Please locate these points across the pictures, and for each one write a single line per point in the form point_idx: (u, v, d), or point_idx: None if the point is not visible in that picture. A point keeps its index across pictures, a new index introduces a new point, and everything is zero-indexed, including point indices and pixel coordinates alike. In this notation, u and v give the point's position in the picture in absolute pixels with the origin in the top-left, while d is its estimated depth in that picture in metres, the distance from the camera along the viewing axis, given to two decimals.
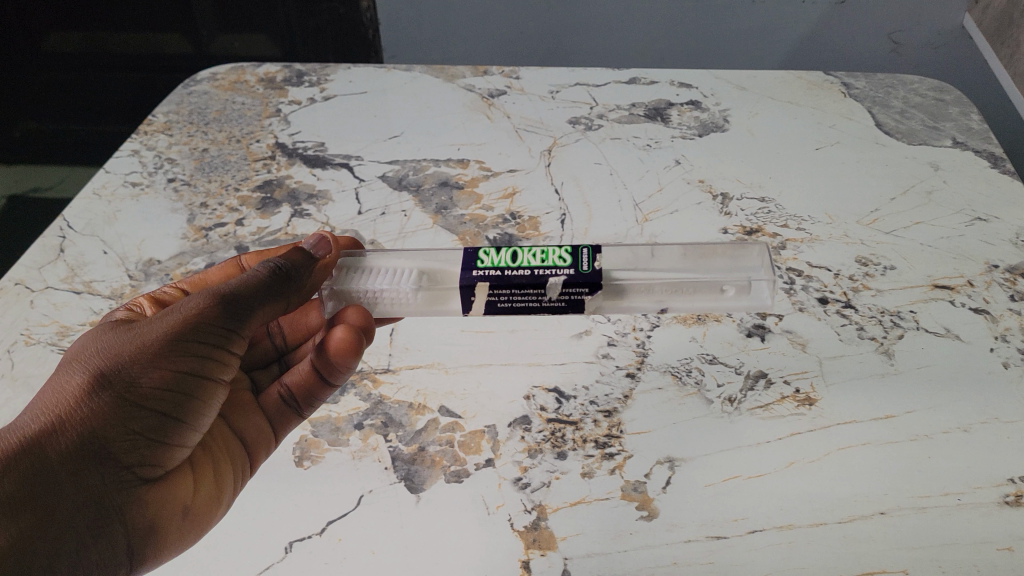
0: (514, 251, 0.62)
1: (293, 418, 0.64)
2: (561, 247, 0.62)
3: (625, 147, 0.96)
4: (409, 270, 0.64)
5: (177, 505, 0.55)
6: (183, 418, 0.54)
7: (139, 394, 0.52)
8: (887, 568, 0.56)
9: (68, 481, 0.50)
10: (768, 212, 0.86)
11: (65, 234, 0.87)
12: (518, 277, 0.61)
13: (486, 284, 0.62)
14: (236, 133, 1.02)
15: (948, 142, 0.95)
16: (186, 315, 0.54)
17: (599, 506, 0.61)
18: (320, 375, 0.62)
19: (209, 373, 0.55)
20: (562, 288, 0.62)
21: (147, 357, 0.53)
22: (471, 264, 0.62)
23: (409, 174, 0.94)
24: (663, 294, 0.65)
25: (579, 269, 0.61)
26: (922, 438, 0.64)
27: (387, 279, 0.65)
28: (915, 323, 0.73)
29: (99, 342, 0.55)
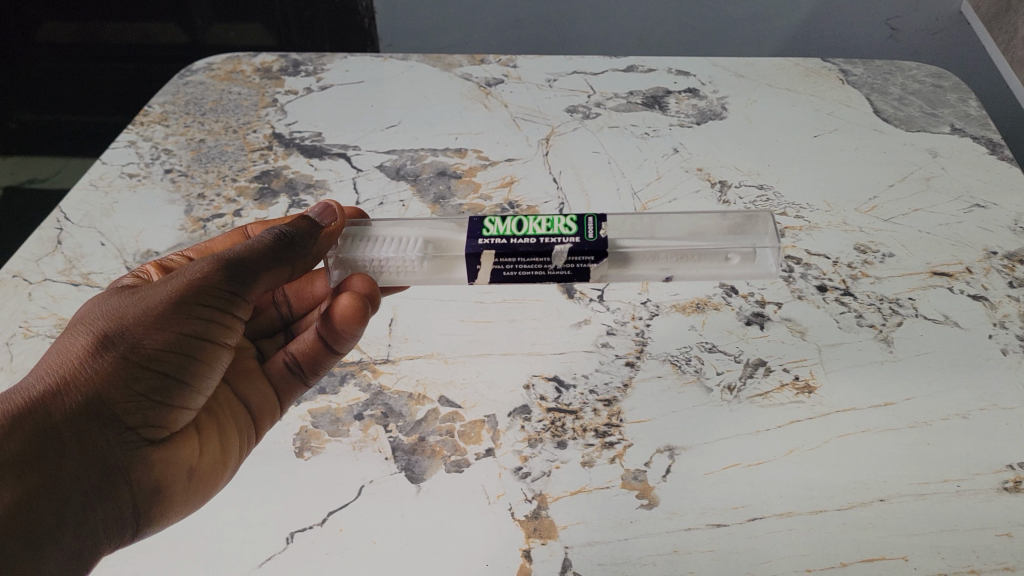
0: (519, 219, 0.62)
1: (297, 386, 0.65)
2: (566, 215, 0.62)
3: (623, 136, 0.96)
4: (415, 240, 0.64)
5: (180, 464, 0.56)
6: (186, 380, 0.54)
7: (143, 355, 0.52)
8: (887, 554, 0.57)
9: (74, 441, 0.50)
10: (767, 200, 0.86)
11: (62, 226, 0.87)
12: (522, 245, 0.61)
13: (492, 253, 0.61)
14: (233, 123, 1.01)
15: (946, 128, 0.95)
16: (190, 278, 0.54)
17: (599, 495, 0.61)
18: (325, 343, 0.62)
19: (214, 336, 0.55)
20: (567, 256, 0.61)
21: (151, 319, 0.53)
22: (478, 233, 0.62)
23: (407, 163, 0.94)
24: (669, 261, 0.65)
25: (584, 238, 0.61)
26: (921, 425, 0.64)
27: (392, 249, 0.64)
28: (914, 310, 0.73)
29: (104, 304, 0.55)
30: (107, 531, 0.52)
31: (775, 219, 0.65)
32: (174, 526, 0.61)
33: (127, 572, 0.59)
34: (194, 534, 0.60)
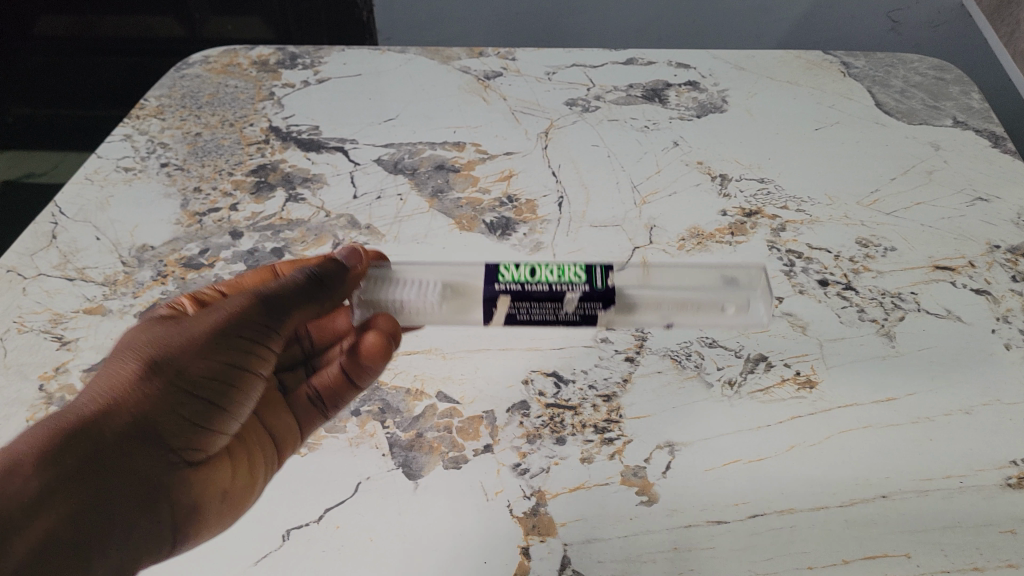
0: (533, 266, 0.61)
1: (318, 417, 0.65)
2: (576, 263, 0.61)
3: (622, 129, 0.95)
4: (435, 283, 0.63)
5: (215, 489, 0.56)
6: (226, 405, 0.55)
7: (189, 380, 0.52)
8: (889, 551, 0.56)
9: (122, 460, 0.49)
10: (768, 193, 0.85)
11: (57, 220, 0.86)
12: (536, 290, 0.60)
13: (508, 298, 0.61)
14: (229, 117, 1.00)
15: (948, 121, 0.94)
16: (235, 307, 0.54)
17: (598, 491, 0.60)
18: (347, 378, 0.64)
19: (254, 364, 0.55)
20: (578, 302, 0.60)
21: (197, 345, 0.53)
22: (494, 277, 0.61)
23: (404, 157, 0.93)
24: (668, 309, 0.63)
25: (594, 286, 0.60)
26: (923, 421, 0.63)
27: (413, 291, 0.64)
28: (916, 305, 0.72)
29: (146, 328, 0.54)
30: (145, 553, 0.51)
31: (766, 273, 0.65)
32: None
33: None
34: None
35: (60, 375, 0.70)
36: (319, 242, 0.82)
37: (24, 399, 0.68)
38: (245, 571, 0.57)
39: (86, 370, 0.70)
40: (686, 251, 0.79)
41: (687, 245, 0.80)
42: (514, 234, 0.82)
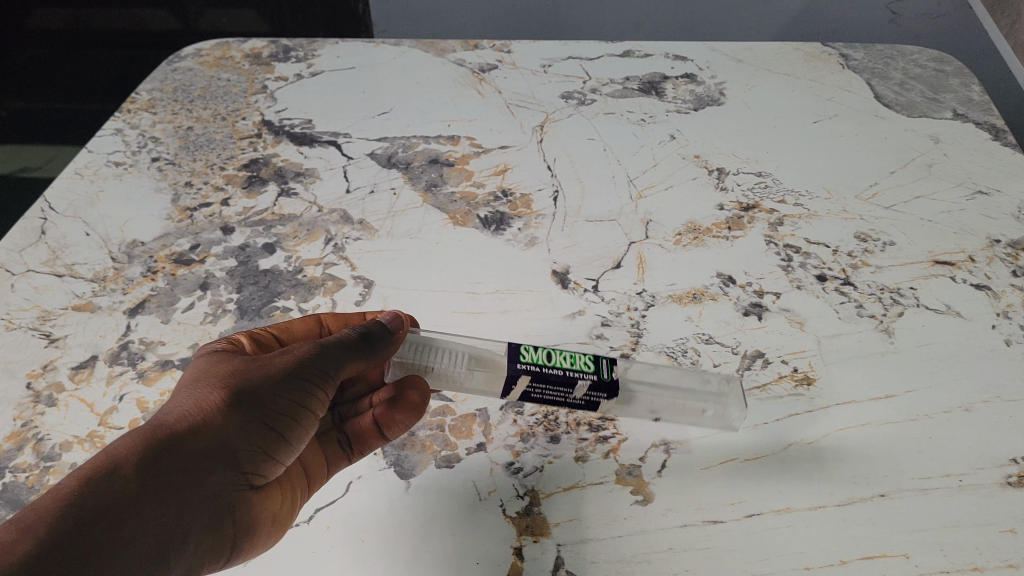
0: (550, 351, 0.62)
1: (343, 461, 0.61)
2: (586, 354, 0.62)
3: (619, 122, 0.94)
4: (465, 354, 0.63)
5: (271, 518, 0.54)
6: (290, 438, 0.55)
7: (260, 413, 0.53)
8: (887, 551, 0.55)
9: (195, 481, 0.49)
10: (765, 187, 0.84)
11: (46, 215, 0.85)
12: (553, 373, 0.61)
13: (527, 377, 0.61)
14: (221, 110, 0.99)
15: (948, 114, 0.93)
16: (302, 351, 0.56)
17: (592, 491, 0.59)
18: (376, 429, 0.61)
19: (316, 407, 0.56)
20: (586, 389, 0.61)
21: (267, 386, 0.54)
22: (515, 356, 0.61)
23: (398, 151, 0.92)
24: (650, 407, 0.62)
25: (601, 376, 0.61)
26: (922, 418, 0.62)
27: (445, 359, 0.63)
28: (915, 300, 0.71)
29: (221, 365, 0.56)
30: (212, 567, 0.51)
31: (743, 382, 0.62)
32: None
33: None
34: None
35: (48, 373, 0.69)
36: (311, 237, 0.81)
37: (11, 398, 0.67)
38: (233, 571, 0.56)
39: (74, 368, 0.69)
40: (682, 246, 0.78)
41: (684, 239, 0.79)
42: (509, 229, 0.81)
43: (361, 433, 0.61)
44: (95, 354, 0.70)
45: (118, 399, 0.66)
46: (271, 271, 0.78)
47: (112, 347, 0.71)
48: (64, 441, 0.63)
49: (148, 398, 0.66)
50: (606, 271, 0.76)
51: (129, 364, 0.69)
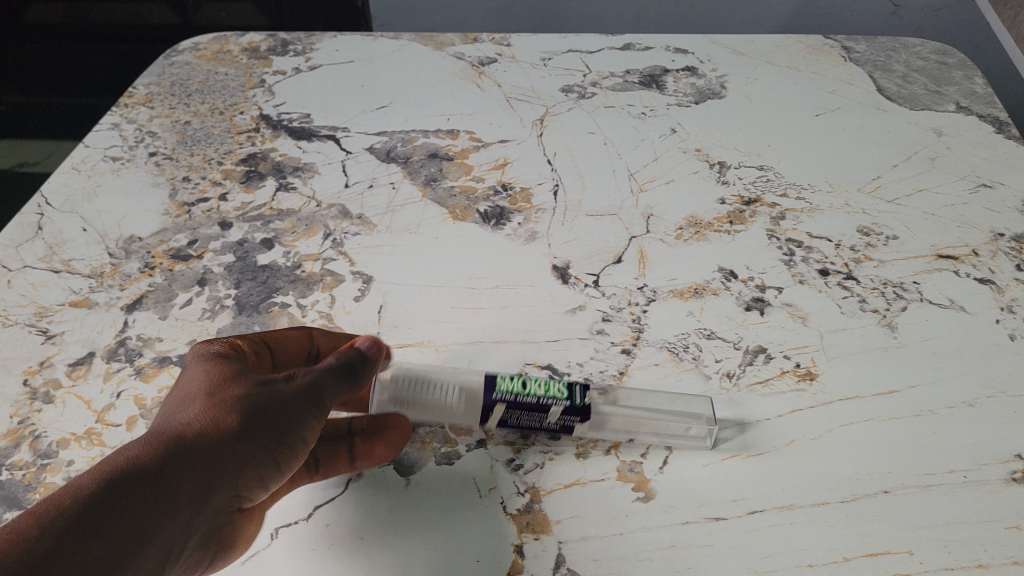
0: (525, 379, 0.63)
1: (305, 478, 0.59)
2: (562, 380, 0.63)
3: (619, 116, 0.94)
4: (459, 391, 0.63)
5: (246, 534, 0.54)
6: (287, 464, 0.54)
7: (265, 440, 0.52)
8: (891, 548, 0.54)
9: (194, 501, 0.49)
10: (767, 180, 0.83)
11: (43, 211, 0.85)
12: (526, 401, 0.61)
13: (501, 406, 0.62)
14: (218, 105, 0.99)
15: (951, 107, 0.92)
16: (310, 380, 0.55)
17: (593, 487, 0.59)
18: (349, 456, 0.60)
19: (313, 436, 0.56)
20: (559, 414, 0.61)
21: (272, 412, 0.53)
22: (491, 385, 0.62)
23: (397, 145, 0.91)
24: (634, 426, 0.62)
25: (573, 402, 0.61)
26: (926, 413, 0.62)
27: (439, 394, 0.63)
28: (918, 295, 0.71)
29: (226, 373, 0.55)
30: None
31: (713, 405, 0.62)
32: None
33: None
34: None
35: (45, 370, 0.68)
36: (310, 232, 0.81)
37: (8, 394, 0.66)
38: (231, 570, 0.55)
39: (71, 364, 0.69)
40: (684, 240, 0.78)
41: (685, 234, 0.78)
42: (509, 224, 0.81)
43: (332, 457, 0.60)
44: (92, 350, 0.70)
45: (116, 396, 0.66)
46: (269, 267, 0.77)
47: (110, 344, 0.70)
48: (62, 438, 0.63)
49: (147, 394, 0.66)
50: (607, 266, 0.76)
51: (127, 361, 0.69)
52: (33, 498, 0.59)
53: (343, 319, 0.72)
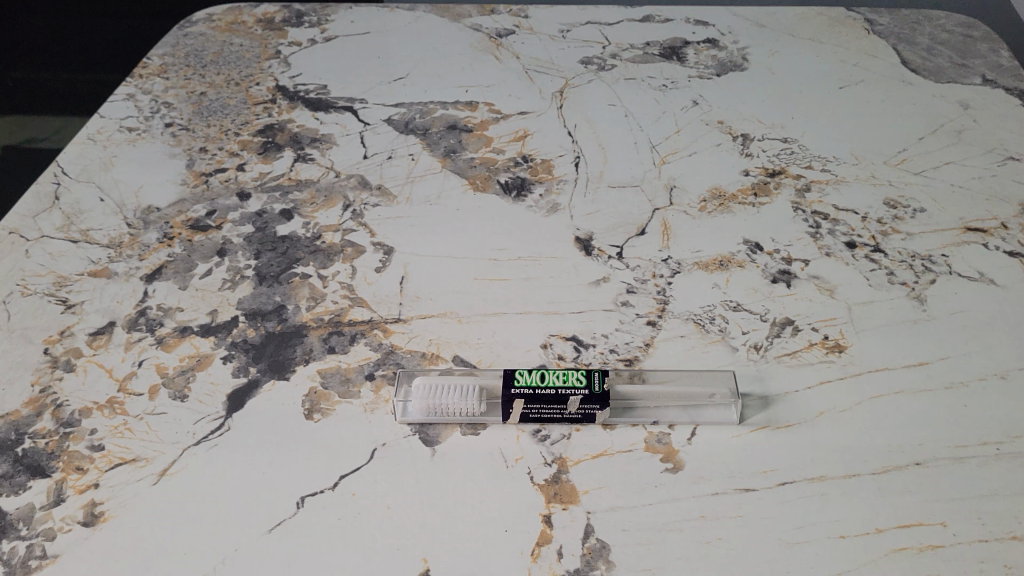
0: (543, 372, 0.61)
1: None
2: (579, 370, 0.61)
3: (639, 88, 0.93)
4: (474, 387, 0.62)
5: None
6: None
7: None
8: (924, 520, 0.54)
9: None
10: (791, 153, 0.82)
11: (60, 180, 0.84)
12: (544, 393, 0.60)
13: (520, 400, 0.60)
14: (234, 76, 0.98)
15: (977, 79, 0.91)
16: None
17: (621, 458, 0.59)
18: None
19: None
20: (579, 404, 0.60)
21: None
22: (509, 381, 0.61)
23: (415, 117, 0.90)
24: (664, 399, 0.61)
25: (592, 390, 0.60)
26: (957, 385, 0.61)
27: (455, 395, 0.61)
28: (947, 268, 0.70)
29: None
30: None
31: (736, 378, 0.62)
32: (180, 489, 0.58)
33: (130, 538, 0.55)
34: (201, 495, 0.57)
35: (65, 339, 0.68)
36: (329, 204, 0.80)
37: (28, 363, 0.66)
38: (259, 539, 0.55)
39: (92, 334, 0.68)
40: (708, 212, 0.77)
41: (709, 206, 0.77)
42: (530, 195, 0.80)
43: None
44: (112, 320, 0.69)
45: (137, 365, 0.66)
46: (289, 238, 0.76)
47: (130, 313, 0.70)
48: (84, 407, 0.63)
49: (168, 364, 0.66)
50: (631, 238, 0.75)
51: (147, 331, 0.68)
52: (57, 466, 0.59)
53: (365, 290, 0.71)
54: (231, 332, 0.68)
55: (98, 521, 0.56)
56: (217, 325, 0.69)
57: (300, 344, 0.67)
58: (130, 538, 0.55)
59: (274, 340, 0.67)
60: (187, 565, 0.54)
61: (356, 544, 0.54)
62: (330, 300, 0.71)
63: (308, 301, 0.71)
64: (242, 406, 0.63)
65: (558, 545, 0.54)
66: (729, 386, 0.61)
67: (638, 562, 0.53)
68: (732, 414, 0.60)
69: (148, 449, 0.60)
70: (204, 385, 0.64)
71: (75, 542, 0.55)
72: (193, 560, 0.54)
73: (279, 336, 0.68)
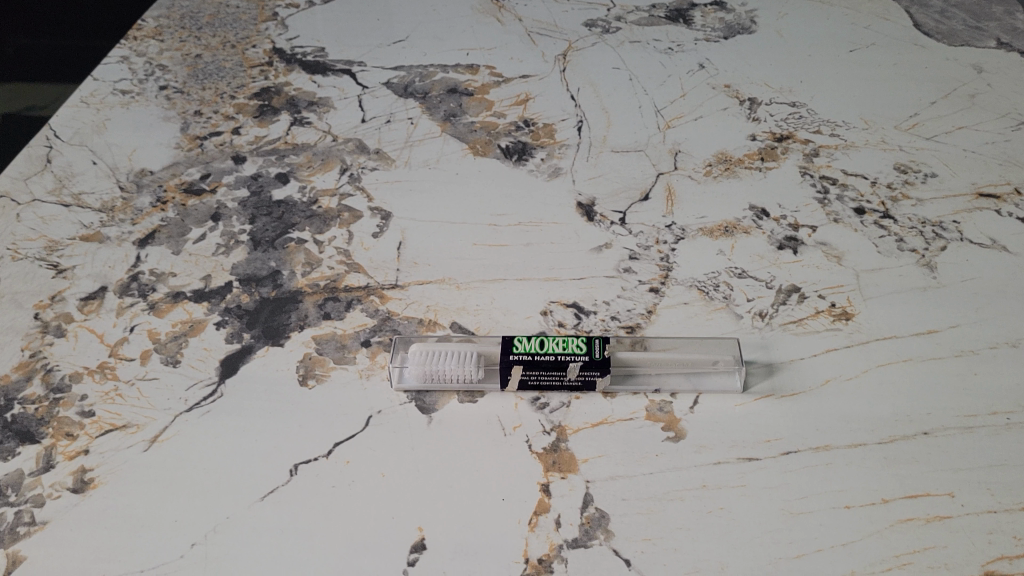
0: (542, 339, 0.59)
1: None
2: (578, 337, 0.60)
3: (645, 51, 0.90)
4: (472, 353, 0.60)
5: None
6: None
7: None
8: (931, 490, 0.53)
9: None
10: (800, 117, 0.80)
11: (52, 144, 0.82)
12: (543, 359, 0.58)
13: (519, 367, 0.58)
14: (230, 38, 0.95)
15: (992, 43, 0.88)
16: None
17: (622, 427, 0.57)
18: None
19: None
20: (579, 370, 0.58)
21: None
22: (507, 347, 0.59)
23: (415, 80, 0.88)
24: (666, 366, 0.60)
25: (592, 356, 0.58)
26: (967, 354, 0.60)
27: (452, 361, 0.59)
28: (958, 234, 0.68)
29: None
30: None
31: (739, 345, 0.61)
32: (171, 457, 0.57)
33: (120, 505, 0.54)
34: (192, 463, 0.56)
35: (56, 304, 0.66)
36: (326, 167, 0.78)
37: (18, 328, 0.65)
38: (250, 507, 0.54)
39: (83, 299, 0.67)
40: (713, 177, 0.75)
41: (715, 171, 0.76)
42: (531, 159, 0.78)
43: None
44: (104, 285, 0.68)
45: (129, 330, 0.64)
46: (285, 202, 0.75)
47: (122, 278, 0.68)
48: (75, 372, 0.62)
49: (161, 329, 0.64)
50: (634, 203, 0.73)
51: (140, 296, 0.67)
52: (46, 432, 0.58)
53: (362, 255, 0.70)
54: (225, 297, 0.67)
55: (88, 487, 0.55)
56: (211, 291, 0.67)
57: (295, 310, 0.66)
58: (120, 504, 0.54)
59: (269, 306, 0.66)
60: (178, 532, 0.53)
61: (350, 512, 0.53)
62: (326, 265, 0.69)
63: (304, 266, 0.69)
64: (235, 372, 0.61)
65: (555, 514, 0.53)
66: (733, 353, 0.60)
67: (637, 531, 0.52)
68: (736, 382, 0.59)
69: (139, 415, 0.59)
70: (197, 350, 0.63)
71: (64, 508, 0.54)
72: (183, 528, 0.53)
73: (274, 301, 0.66)
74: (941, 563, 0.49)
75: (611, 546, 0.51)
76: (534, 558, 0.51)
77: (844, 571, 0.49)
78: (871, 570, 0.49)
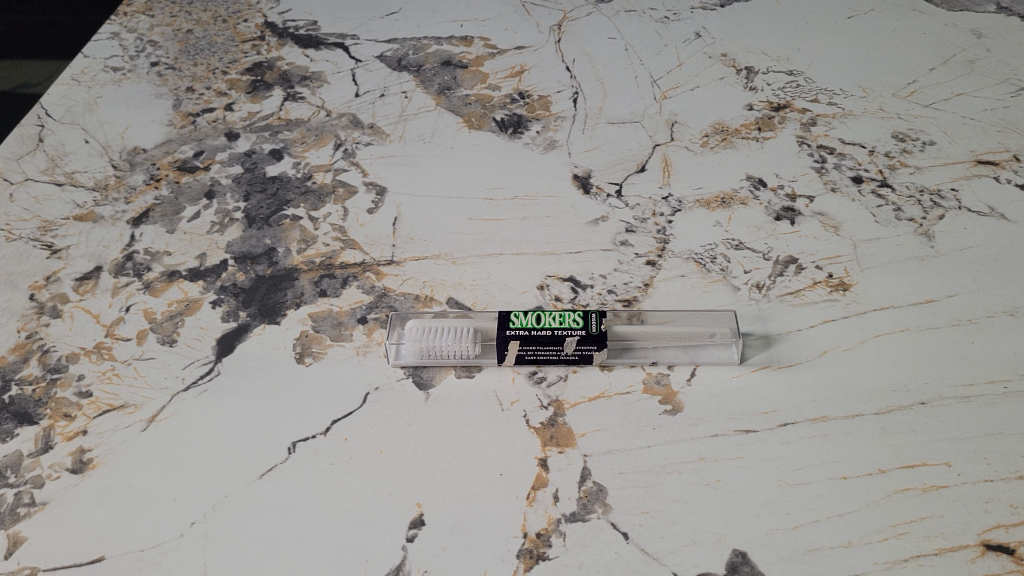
0: (538, 314, 0.59)
1: None
2: (574, 312, 0.60)
3: (641, 21, 0.89)
4: (468, 328, 0.60)
5: None
6: None
7: None
8: (928, 460, 0.53)
9: None
10: (797, 86, 0.80)
11: (43, 123, 0.82)
12: (541, 334, 0.58)
13: (517, 343, 0.58)
14: (221, 13, 0.94)
15: (991, 8, 0.87)
16: None
17: (619, 400, 0.57)
18: None
19: None
20: (576, 345, 0.58)
21: None
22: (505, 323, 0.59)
23: (408, 53, 0.87)
24: (665, 341, 0.60)
25: (589, 332, 0.58)
26: (965, 323, 0.60)
27: (448, 338, 0.59)
28: (956, 203, 0.68)
29: None
30: None
31: (737, 319, 0.60)
32: (169, 437, 0.57)
33: (119, 484, 0.54)
34: (190, 442, 0.56)
35: (51, 285, 0.66)
36: (320, 143, 0.78)
37: (14, 309, 0.65)
38: (249, 485, 0.54)
39: (78, 279, 0.67)
40: (710, 148, 0.74)
41: (711, 141, 0.75)
42: (526, 132, 0.77)
43: None
44: (99, 264, 0.68)
45: (125, 310, 0.64)
46: (279, 178, 0.74)
47: (117, 258, 0.68)
48: (72, 353, 0.62)
49: (156, 308, 0.64)
50: (630, 175, 0.73)
51: (135, 275, 0.67)
52: (45, 413, 0.58)
53: (357, 231, 0.69)
54: (220, 276, 0.67)
55: (88, 467, 0.55)
56: (206, 269, 0.67)
57: (291, 287, 0.65)
58: (120, 484, 0.54)
59: (265, 284, 0.66)
60: (178, 511, 0.53)
61: (349, 489, 0.54)
62: (322, 242, 0.69)
63: (299, 243, 0.69)
64: (231, 351, 0.61)
65: (553, 488, 0.53)
66: (730, 325, 0.60)
67: (636, 505, 0.52)
68: (733, 354, 0.59)
69: (136, 395, 0.59)
70: (193, 329, 0.63)
71: (63, 489, 0.54)
72: (182, 508, 0.53)
73: (269, 279, 0.66)
74: (938, 533, 0.49)
75: (610, 520, 0.51)
76: (532, 533, 0.51)
77: (841, 541, 0.49)
78: (868, 540, 0.49)
